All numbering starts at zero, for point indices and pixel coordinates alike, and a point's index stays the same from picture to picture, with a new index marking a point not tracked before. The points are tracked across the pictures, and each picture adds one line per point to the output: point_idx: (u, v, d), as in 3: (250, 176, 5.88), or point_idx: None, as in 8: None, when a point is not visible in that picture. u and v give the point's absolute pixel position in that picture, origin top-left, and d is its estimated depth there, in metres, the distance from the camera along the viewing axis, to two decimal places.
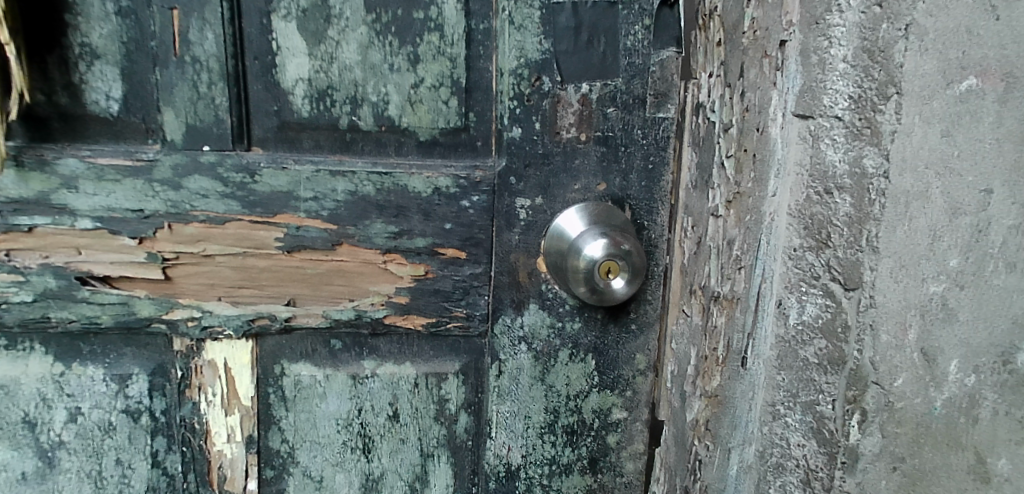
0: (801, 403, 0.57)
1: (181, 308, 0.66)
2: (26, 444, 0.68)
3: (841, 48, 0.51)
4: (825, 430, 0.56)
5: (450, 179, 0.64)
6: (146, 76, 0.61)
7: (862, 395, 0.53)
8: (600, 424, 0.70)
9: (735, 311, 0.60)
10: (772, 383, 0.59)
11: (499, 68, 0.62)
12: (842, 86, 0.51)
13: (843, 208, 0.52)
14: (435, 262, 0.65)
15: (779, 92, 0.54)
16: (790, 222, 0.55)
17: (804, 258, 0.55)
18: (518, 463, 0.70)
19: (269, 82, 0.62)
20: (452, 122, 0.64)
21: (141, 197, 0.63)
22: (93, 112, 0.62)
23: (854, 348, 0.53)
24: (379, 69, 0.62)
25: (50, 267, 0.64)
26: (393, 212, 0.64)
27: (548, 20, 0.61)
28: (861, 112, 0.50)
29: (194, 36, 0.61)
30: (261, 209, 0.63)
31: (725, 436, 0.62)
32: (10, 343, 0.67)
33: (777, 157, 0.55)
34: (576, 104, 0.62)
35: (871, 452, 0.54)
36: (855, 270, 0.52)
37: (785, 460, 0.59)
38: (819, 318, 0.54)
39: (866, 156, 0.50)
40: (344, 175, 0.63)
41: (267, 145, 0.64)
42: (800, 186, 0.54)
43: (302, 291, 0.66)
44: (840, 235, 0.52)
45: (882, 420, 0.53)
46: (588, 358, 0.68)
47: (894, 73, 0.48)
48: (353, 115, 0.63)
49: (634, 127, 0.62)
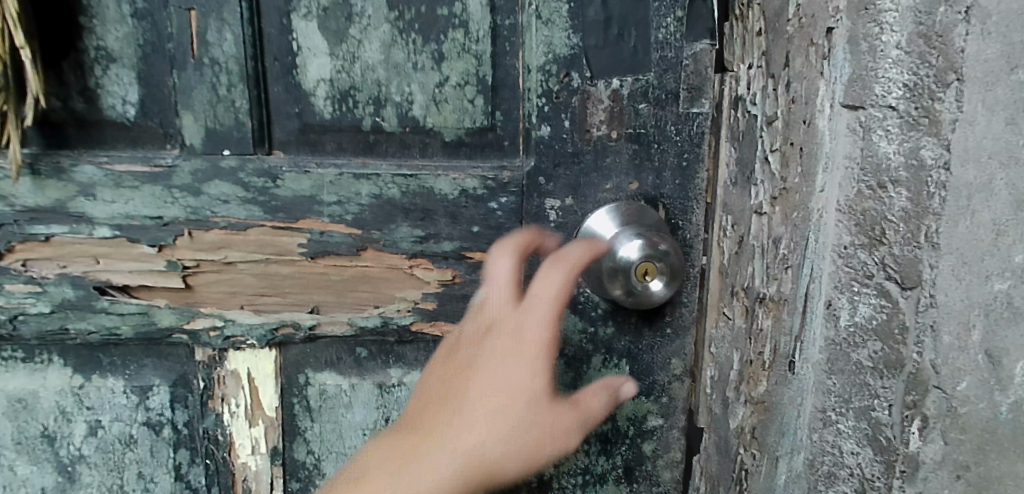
0: (854, 409, 0.52)
1: (203, 317, 0.64)
2: (46, 459, 0.67)
3: (894, 34, 0.46)
4: (882, 437, 0.51)
5: (478, 180, 0.61)
6: (163, 80, 0.60)
7: (922, 401, 0.49)
8: (635, 432, 0.68)
9: (782, 313, 0.56)
10: (823, 389, 0.54)
11: (526, 64, 0.60)
12: (895, 74, 0.46)
13: (899, 203, 0.48)
14: (463, 266, 0.63)
15: (826, 82, 0.50)
16: (839, 219, 0.51)
17: (855, 256, 0.50)
18: (551, 472, 0.69)
19: (289, 83, 0.60)
20: (478, 121, 0.61)
21: (160, 204, 0.61)
22: (109, 117, 0.60)
23: (913, 350, 0.49)
24: (403, 68, 0.60)
25: (68, 277, 0.62)
26: (419, 215, 0.62)
27: (577, 14, 0.58)
28: (918, 100, 0.46)
29: (213, 37, 0.58)
30: (284, 214, 0.61)
31: (772, 444, 0.58)
32: (28, 355, 0.66)
33: (824, 151, 0.51)
34: (607, 101, 0.60)
35: (932, 460, 0.50)
36: (913, 267, 0.48)
37: (837, 469, 0.54)
38: (873, 319, 0.50)
39: (924, 147, 0.46)
40: (368, 178, 0.61)
41: (288, 149, 0.62)
42: (850, 180, 0.50)
43: (326, 298, 0.64)
44: (896, 232, 0.48)
45: (943, 426, 0.49)
46: (622, 364, 0.66)
47: (953, 58, 0.44)
48: (376, 116, 0.61)
49: (668, 124, 0.60)
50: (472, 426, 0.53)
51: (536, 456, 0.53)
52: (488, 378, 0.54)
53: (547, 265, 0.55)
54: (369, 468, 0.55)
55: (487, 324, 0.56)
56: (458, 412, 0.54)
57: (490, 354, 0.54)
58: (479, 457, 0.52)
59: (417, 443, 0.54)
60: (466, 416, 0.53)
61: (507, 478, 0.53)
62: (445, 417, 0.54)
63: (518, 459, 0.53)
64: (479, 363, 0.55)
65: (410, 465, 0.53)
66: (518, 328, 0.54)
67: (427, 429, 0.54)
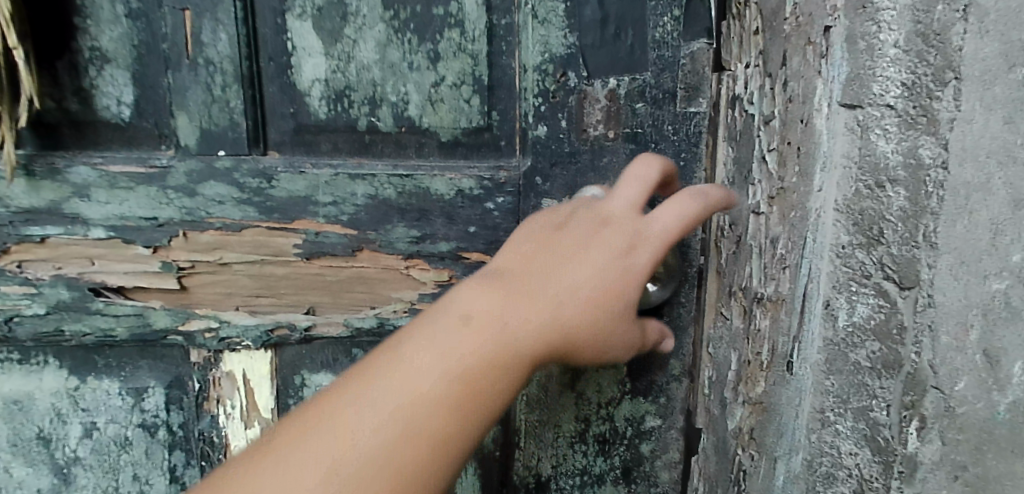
0: (852, 410, 0.52)
1: (197, 319, 0.64)
2: (41, 461, 0.67)
3: (892, 33, 0.46)
4: (880, 438, 0.50)
5: (474, 180, 0.61)
6: (158, 80, 0.59)
7: (920, 401, 0.48)
8: (633, 432, 0.68)
9: (780, 312, 0.56)
10: (822, 389, 0.53)
11: (522, 64, 0.60)
12: (893, 73, 0.46)
13: (897, 202, 0.47)
14: (460, 266, 0.63)
15: (824, 81, 0.50)
16: (836, 218, 0.51)
17: (853, 256, 0.50)
18: (549, 473, 0.69)
19: (284, 83, 0.60)
20: (475, 121, 0.61)
21: (155, 205, 0.60)
22: (103, 118, 0.60)
23: (911, 351, 0.48)
24: (398, 68, 0.59)
25: (63, 279, 0.62)
26: (415, 216, 0.61)
27: (573, 13, 0.58)
28: (916, 99, 0.45)
29: (207, 37, 0.58)
30: (279, 215, 0.61)
31: (770, 444, 0.58)
32: (23, 358, 0.65)
33: (823, 150, 0.51)
34: (603, 100, 0.60)
35: (930, 461, 0.48)
36: (911, 267, 0.47)
37: (836, 470, 0.53)
38: (871, 319, 0.50)
39: (922, 146, 0.45)
40: (363, 178, 0.60)
41: (284, 149, 0.62)
42: (848, 180, 0.50)
43: (323, 299, 0.64)
44: (894, 231, 0.47)
45: (942, 426, 0.48)
46: (620, 364, 0.66)
47: (951, 57, 0.43)
48: (372, 117, 0.61)
49: (665, 123, 0.60)
50: (567, 312, 0.48)
51: (612, 347, 0.51)
52: (588, 261, 0.50)
53: (680, 195, 0.51)
54: (440, 316, 0.46)
55: (608, 216, 0.52)
56: (561, 301, 0.48)
57: (605, 246, 0.50)
58: (561, 336, 0.48)
59: (506, 314, 0.47)
60: (567, 299, 0.49)
61: (579, 356, 0.50)
62: (544, 291, 0.48)
63: (598, 355, 0.50)
64: (592, 248, 0.50)
65: (495, 334, 0.46)
66: (642, 233, 0.50)
67: (525, 299, 0.47)
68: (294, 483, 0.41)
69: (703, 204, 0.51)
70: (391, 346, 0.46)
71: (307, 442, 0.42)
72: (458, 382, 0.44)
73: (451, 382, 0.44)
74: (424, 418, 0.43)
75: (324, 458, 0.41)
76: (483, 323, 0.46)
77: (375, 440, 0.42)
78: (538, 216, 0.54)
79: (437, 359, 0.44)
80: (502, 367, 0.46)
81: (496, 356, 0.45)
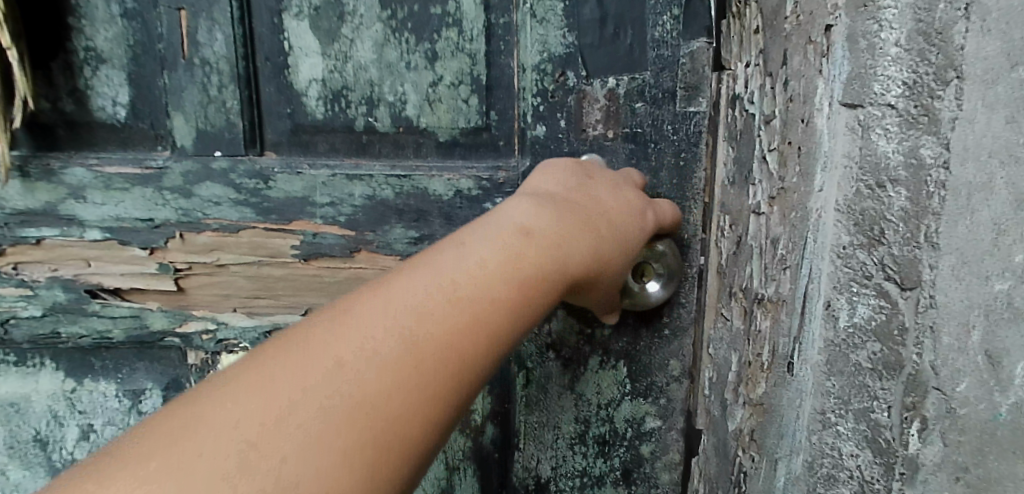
0: (853, 411, 0.51)
1: (195, 320, 0.64)
2: (37, 463, 0.67)
3: (893, 31, 0.45)
4: (881, 439, 0.50)
5: (472, 181, 0.60)
6: (154, 80, 0.59)
7: (922, 403, 0.47)
8: (633, 434, 0.68)
9: (781, 313, 0.55)
10: (822, 390, 0.53)
11: (520, 64, 0.59)
12: (895, 72, 0.45)
13: (898, 202, 0.46)
14: None
15: (825, 80, 0.50)
16: (837, 218, 0.50)
17: (854, 256, 0.49)
18: (548, 475, 0.69)
19: (281, 83, 0.59)
20: (473, 121, 0.61)
21: (151, 206, 0.60)
22: (99, 119, 0.59)
23: (913, 352, 0.47)
24: (396, 67, 0.59)
25: (59, 280, 0.61)
26: (413, 216, 0.61)
27: (572, 13, 0.58)
28: (917, 98, 0.45)
29: (203, 37, 0.58)
30: (276, 216, 0.61)
31: (771, 446, 0.58)
32: (20, 360, 0.65)
33: (823, 150, 0.50)
34: (602, 100, 0.60)
35: (931, 463, 0.47)
36: (912, 268, 0.46)
37: (837, 471, 0.53)
38: (872, 320, 0.49)
39: (923, 146, 0.45)
40: (360, 179, 0.60)
41: (281, 150, 0.61)
42: (848, 179, 0.49)
43: (320, 301, 0.63)
44: (895, 232, 0.47)
45: (943, 427, 0.47)
46: (619, 366, 0.66)
47: (953, 56, 0.43)
48: (369, 117, 0.60)
49: (664, 122, 0.60)
50: (609, 241, 0.51)
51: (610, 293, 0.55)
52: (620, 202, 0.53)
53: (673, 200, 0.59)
54: (497, 225, 0.47)
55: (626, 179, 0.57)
56: (605, 229, 0.51)
57: (628, 196, 0.54)
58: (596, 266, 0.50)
59: (562, 228, 0.48)
60: (608, 227, 0.51)
61: (601, 285, 0.53)
62: (590, 217, 0.51)
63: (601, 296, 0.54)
64: (622, 195, 0.54)
65: (552, 245, 0.47)
66: (653, 206, 0.56)
67: (578, 220, 0.50)
68: (364, 353, 0.39)
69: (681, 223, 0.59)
70: (447, 246, 0.46)
71: (380, 309, 0.41)
72: (522, 279, 0.45)
73: (517, 283, 0.45)
74: (491, 308, 0.43)
75: (400, 327, 0.40)
76: (543, 232, 0.47)
77: (451, 317, 0.41)
78: (562, 161, 0.56)
79: (504, 257, 0.45)
80: (554, 277, 0.47)
81: (554, 264, 0.47)
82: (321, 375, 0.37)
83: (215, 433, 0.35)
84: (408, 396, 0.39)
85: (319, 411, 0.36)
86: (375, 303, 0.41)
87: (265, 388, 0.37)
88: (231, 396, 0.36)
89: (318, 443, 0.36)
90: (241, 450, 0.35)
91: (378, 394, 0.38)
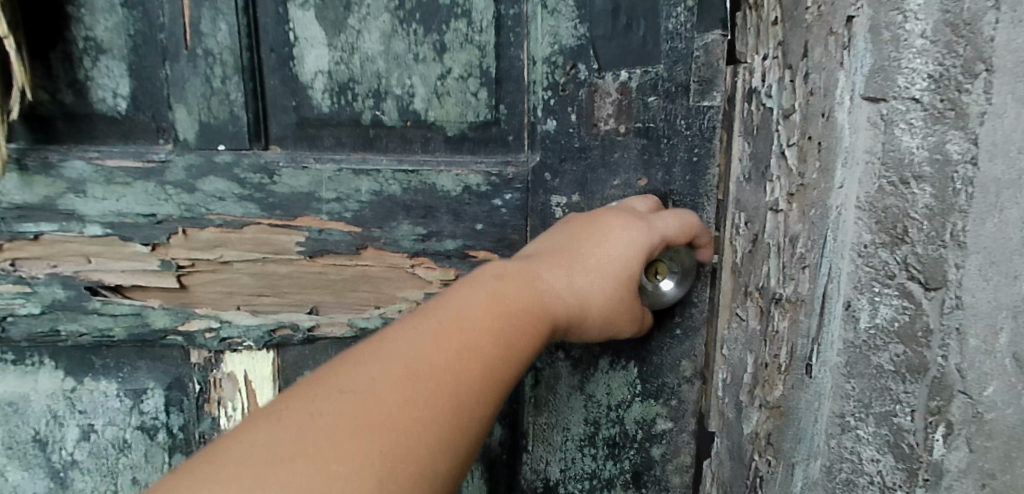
0: (875, 414, 0.50)
1: (198, 318, 0.62)
2: (37, 464, 0.66)
3: (918, 23, 0.44)
4: (904, 444, 0.48)
5: (482, 176, 0.59)
6: (156, 71, 0.57)
7: (947, 407, 0.46)
8: (643, 436, 0.67)
9: (799, 314, 0.53)
10: (841, 393, 0.52)
11: (531, 56, 0.58)
12: (920, 64, 0.44)
13: (923, 200, 0.45)
14: (467, 265, 0.61)
15: (846, 73, 0.48)
16: (859, 216, 0.49)
17: (876, 256, 0.48)
18: (557, 477, 0.68)
19: (286, 75, 0.58)
20: (482, 115, 0.59)
21: (153, 201, 0.59)
22: (99, 111, 0.58)
23: (938, 354, 0.46)
24: (403, 59, 0.58)
25: (58, 277, 0.60)
26: (421, 213, 0.60)
27: (584, 3, 0.56)
28: (943, 92, 0.43)
29: (206, 27, 0.56)
30: (281, 212, 0.59)
31: (788, 450, 0.56)
32: (18, 358, 0.64)
33: (844, 145, 0.48)
34: (614, 94, 0.58)
35: (957, 468, 0.46)
36: (938, 268, 0.45)
37: (856, 476, 0.52)
38: (895, 321, 0.47)
39: (950, 141, 0.43)
40: (368, 174, 0.59)
41: (286, 143, 0.60)
42: (870, 175, 0.48)
43: (325, 298, 0.62)
44: (919, 230, 0.45)
45: (970, 432, 0.45)
46: (630, 366, 0.65)
47: (982, 48, 0.41)
48: (377, 110, 0.59)
49: (677, 118, 0.58)
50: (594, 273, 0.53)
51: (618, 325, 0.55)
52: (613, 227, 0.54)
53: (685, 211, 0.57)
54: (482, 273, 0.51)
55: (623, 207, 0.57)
56: (582, 267, 0.53)
57: (625, 226, 0.54)
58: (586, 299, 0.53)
59: (542, 267, 0.52)
60: (589, 265, 0.53)
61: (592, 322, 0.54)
62: (568, 255, 0.53)
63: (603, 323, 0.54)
64: (611, 225, 0.54)
65: (536, 282, 0.51)
66: (650, 221, 0.54)
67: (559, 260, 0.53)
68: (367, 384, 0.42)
69: (689, 224, 0.55)
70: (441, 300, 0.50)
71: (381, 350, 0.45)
72: (510, 312, 0.48)
73: (505, 315, 0.48)
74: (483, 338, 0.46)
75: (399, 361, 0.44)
76: (524, 272, 0.51)
77: (451, 345, 0.45)
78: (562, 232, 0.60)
79: (491, 295, 0.49)
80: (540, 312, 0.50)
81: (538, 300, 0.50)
82: (335, 403, 0.41)
83: (243, 459, 0.38)
84: (415, 415, 0.41)
85: (335, 433, 0.39)
86: (381, 344, 0.45)
87: (287, 419, 0.40)
88: (256, 429, 0.40)
89: (339, 461, 0.38)
90: (268, 471, 0.37)
91: (394, 415, 0.41)
